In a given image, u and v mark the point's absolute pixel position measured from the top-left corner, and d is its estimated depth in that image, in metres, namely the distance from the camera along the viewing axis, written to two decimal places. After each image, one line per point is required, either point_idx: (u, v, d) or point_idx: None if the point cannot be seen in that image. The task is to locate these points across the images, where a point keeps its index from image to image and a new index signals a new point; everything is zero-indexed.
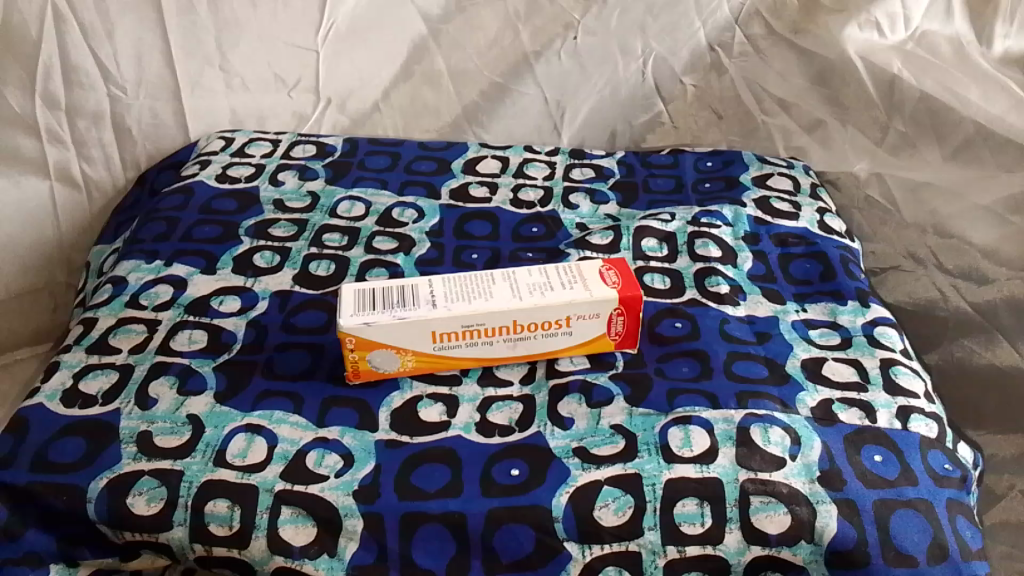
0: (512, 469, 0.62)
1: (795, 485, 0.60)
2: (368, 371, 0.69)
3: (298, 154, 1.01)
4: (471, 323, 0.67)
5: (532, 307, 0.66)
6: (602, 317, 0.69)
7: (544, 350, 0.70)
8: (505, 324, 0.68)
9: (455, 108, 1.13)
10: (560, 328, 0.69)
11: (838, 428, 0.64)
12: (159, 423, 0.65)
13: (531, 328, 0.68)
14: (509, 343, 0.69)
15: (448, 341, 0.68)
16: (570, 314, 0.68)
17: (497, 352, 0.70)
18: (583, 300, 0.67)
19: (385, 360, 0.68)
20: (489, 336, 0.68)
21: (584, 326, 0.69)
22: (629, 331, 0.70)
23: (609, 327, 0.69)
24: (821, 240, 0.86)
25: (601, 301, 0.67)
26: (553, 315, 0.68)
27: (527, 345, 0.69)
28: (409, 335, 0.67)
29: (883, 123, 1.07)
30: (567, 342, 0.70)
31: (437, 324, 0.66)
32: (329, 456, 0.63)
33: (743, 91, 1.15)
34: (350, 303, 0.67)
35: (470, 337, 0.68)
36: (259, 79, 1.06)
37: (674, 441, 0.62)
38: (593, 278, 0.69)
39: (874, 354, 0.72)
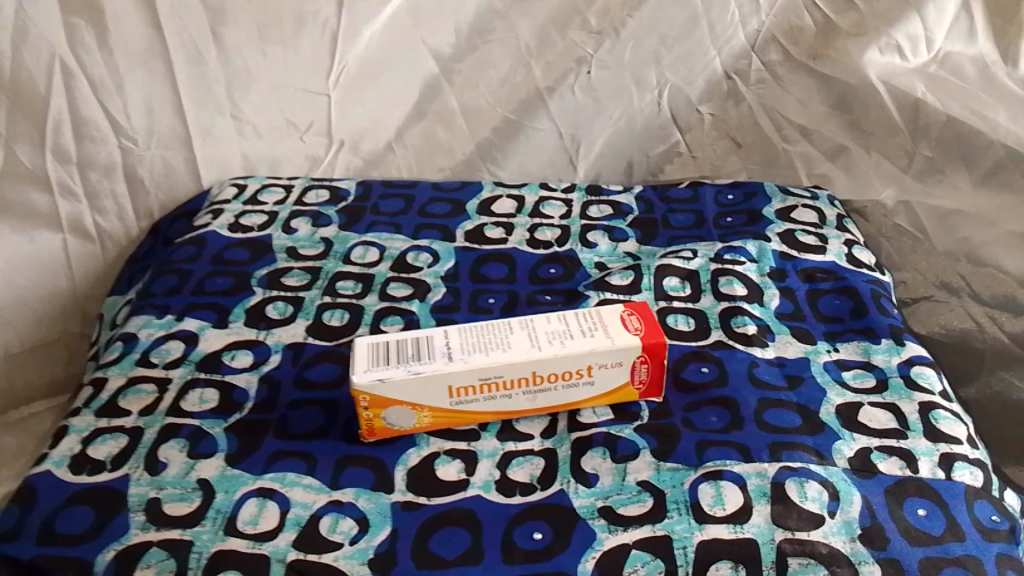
0: (534, 532, 0.59)
1: (835, 544, 0.56)
2: (383, 429, 0.66)
3: (311, 200, 0.99)
4: (488, 376, 0.64)
5: (551, 357, 0.64)
6: (625, 366, 0.66)
7: (565, 401, 0.67)
8: (524, 376, 0.65)
9: (469, 146, 1.12)
10: (581, 378, 0.66)
11: (878, 479, 0.61)
12: (169, 489, 0.64)
13: (551, 379, 0.66)
14: (528, 395, 0.66)
15: (466, 395, 0.65)
16: (591, 364, 0.65)
17: (517, 405, 0.67)
18: (605, 349, 0.64)
19: (401, 417, 0.66)
20: (508, 388, 0.66)
21: (607, 376, 0.66)
22: (653, 379, 0.67)
23: (632, 375, 0.67)
24: (849, 274, 0.83)
25: (624, 349, 0.65)
26: (574, 365, 0.65)
27: (547, 396, 0.67)
28: (425, 390, 0.64)
29: (909, 149, 1.03)
30: (589, 393, 0.67)
31: (454, 378, 0.64)
32: (343, 521, 0.61)
33: (762, 119, 1.12)
34: (364, 358, 0.65)
35: (488, 390, 0.65)
36: (271, 125, 1.05)
37: (704, 498, 0.59)
38: (614, 325, 0.67)
39: (911, 397, 0.69)
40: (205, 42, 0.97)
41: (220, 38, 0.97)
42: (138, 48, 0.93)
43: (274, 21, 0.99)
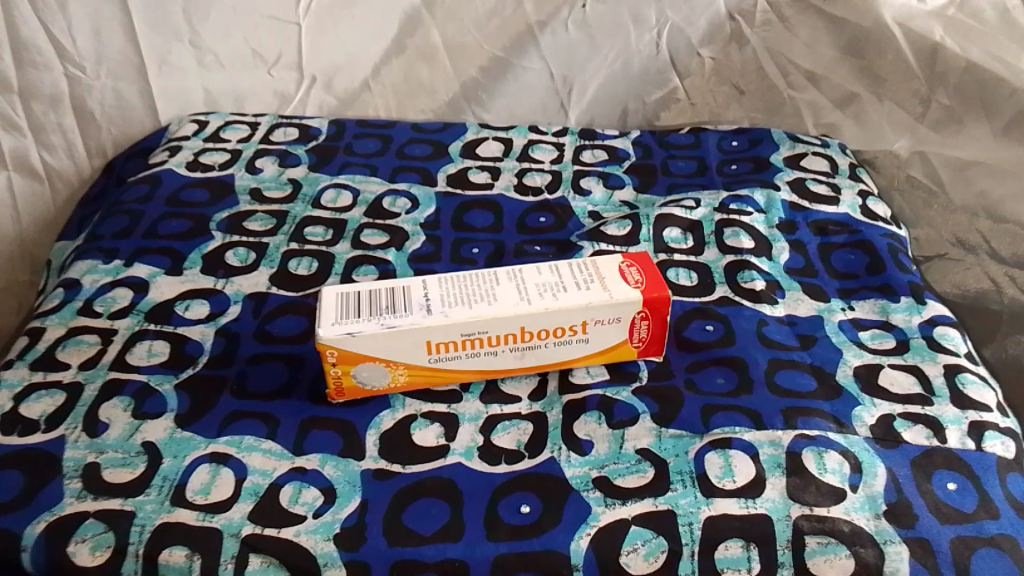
0: (522, 505, 0.52)
1: (858, 522, 0.50)
2: (353, 389, 0.59)
3: (278, 138, 0.91)
4: (472, 331, 0.57)
5: (542, 312, 0.57)
6: (625, 323, 0.59)
7: (556, 360, 0.61)
8: (512, 333, 0.58)
9: (452, 86, 1.03)
10: (575, 335, 0.59)
11: (903, 450, 0.55)
12: (110, 453, 0.56)
13: (541, 336, 0.59)
14: (516, 353, 0.59)
15: (446, 352, 0.58)
16: (586, 319, 0.58)
17: (503, 363, 0.60)
18: (603, 303, 0.57)
19: (373, 376, 0.59)
20: (493, 345, 0.59)
21: (604, 333, 0.59)
22: (654, 337, 0.61)
23: (632, 332, 0.60)
24: (865, 227, 0.76)
25: (624, 303, 0.58)
26: (568, 320, 0.58)
27: (537, 354, 0.60)
28: (400, 346, 0.57)
29: (924, 96, 0.95)
30: (583, 351, 0.60)
31: (433, 333, 0.57)
32: (306, 491, 0.54)
33: (767, 64, 1.04)
34: (331, 310, 0.57)
35: (471, 347, 0.58)
36: (235, 56, 0.96)
37: (712, 469, 0.53)
38: (612, 277, 0.60)
39: (936, 360, 0.63)
40: None
41: None
42: None
43: None
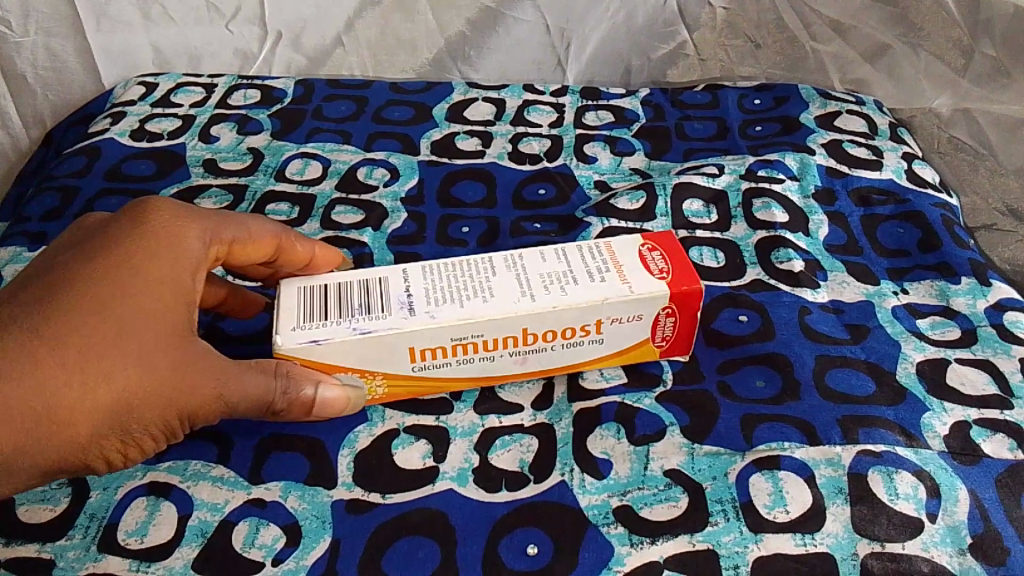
0: (528, 545, 0.43)
1: (939, 560, 0.41)
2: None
3: (237, 102, 0.80)
4: (465, 336, 0.47)
5: (550, 312, 0.47)
6: (646, 321, 0.49)
7: (564, 364, 0.51)
8: (512, 336, 0.48)
9: (436, 41, 0.91)
10: (588, 337, 0.49)
11: (985, 467, 0.46)
12: (27, 487, 0.46)
13: (547, 339, 0.49)
14: (517, 357, 0.50)
15: (432, 360, 0.48)
16: (602, 318, 0.48)
17: (502, 370, 0.50)
18: (621, 300, 0.47)
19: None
20: (490, 350, 0.48)
21: (622, 334, 0.50)
22: (681, 335, 0.51)
23: (655, 331, 0.50)
24: (912, 195, 0.66)
25: (647, 298, 0.48)
26: (580, 320, 0.48)
27: (540, 358, 0.50)
28: (377, 353, 0.47)
29: (966, 46, 0.83)
30: (597, 354, 0.51)
31: (416, 339, 0.46)
32: (265, 530, 0.44)
33: (787, 13, 0.92)
34: (291, 313, 0.47)
35: (463, 352, 0.48)
36: (187, 7, 0.84)
37: (759, 498, 0.44)
38: (632, 264, 0.49)
39: (1010, 353, 0.53)
40: None
41: None
42: None
43: None
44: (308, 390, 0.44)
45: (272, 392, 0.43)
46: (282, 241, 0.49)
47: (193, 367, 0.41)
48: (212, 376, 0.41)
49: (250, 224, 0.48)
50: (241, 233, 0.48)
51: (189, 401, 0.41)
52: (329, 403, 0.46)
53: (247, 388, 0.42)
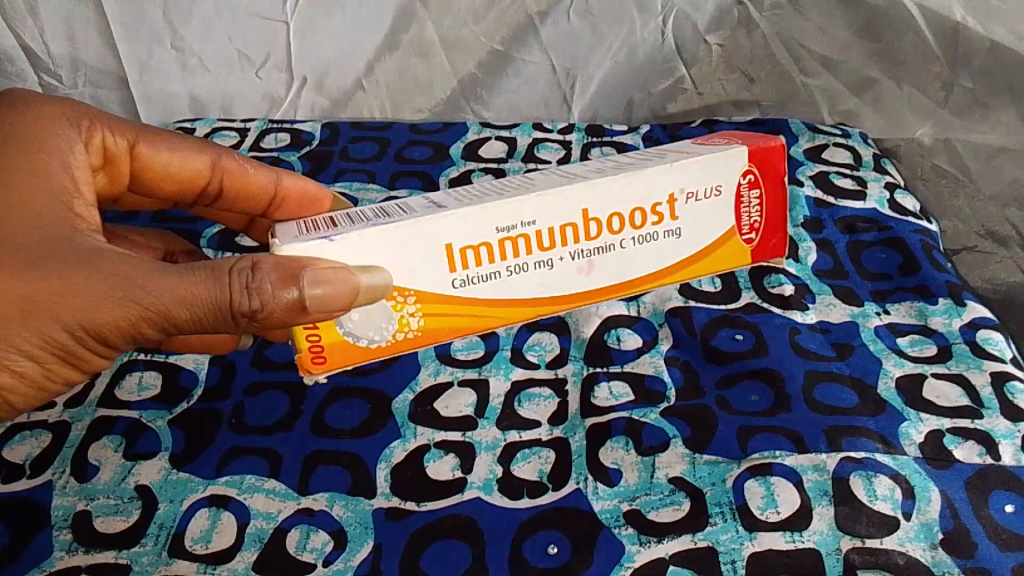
0: (549, 545, 0.48)
1: (914, 553, 0.47)
2: (337, 355, 0.50)
3: (269, 145, 0.87)
4: (512, 225, 0.48)
5: (610, 186, 0.49)
6: (727, 197, 0.52)
7: (634, 270, 0.52)
8: (570, 225, 0.49)
9: (450, 83, 0.96)
10: (664, 225, 0.51)
11: (956, 471, 0.51)
12: (101, 500, 0.52)
13: (619, 228, 0.50)
14: (579, 258, 0.51)
15: (477, 264, 0.48)
16: (675, 194, 0.50)
17: (566, 283, 0.51)
18: (692, 169, 0.50)
19: (365, 326, 0.49)
20: (547, 248, 0.49)
21: (696, 218, 0.52)
22: (767, 215, 0.54)
23: (742, 217, 0.53)
24: (894, 223, 0.72)
25: (720, 163, 0.51)
26: (644, 200, 0.50)
27: (605, 262, 0.51)
28: (413, 251, 0.47)
29: (946, 79, 0.88)
30: (678, 255, 0.53)
31: (455, 232, 0.47)
32: (314, 535, 0.50)
33: (778, 49, 0.99)
34: (292, 229, 0.47)
35: (512, 254, 0.49)
36: (220, 58, 0.91)
37: (753, 500, 0.49)
38: (690, 146, 0.53)
39: (981, 367, 0.59)
40: None
41: None
42: None
43: None
44: (272, 283, 0.41)
45: (219, 293, 0.41)
46: (212, 163, 0.55)
47: (92, 268, 0.41)
48: (122, 276, 0.41)
49: (174, 144, 0.54)
50: (160, 147, 0.53)
51: (95, 308, 0.40)
52: (336, 285, 0.43)
53: (176, 289, 0.41)
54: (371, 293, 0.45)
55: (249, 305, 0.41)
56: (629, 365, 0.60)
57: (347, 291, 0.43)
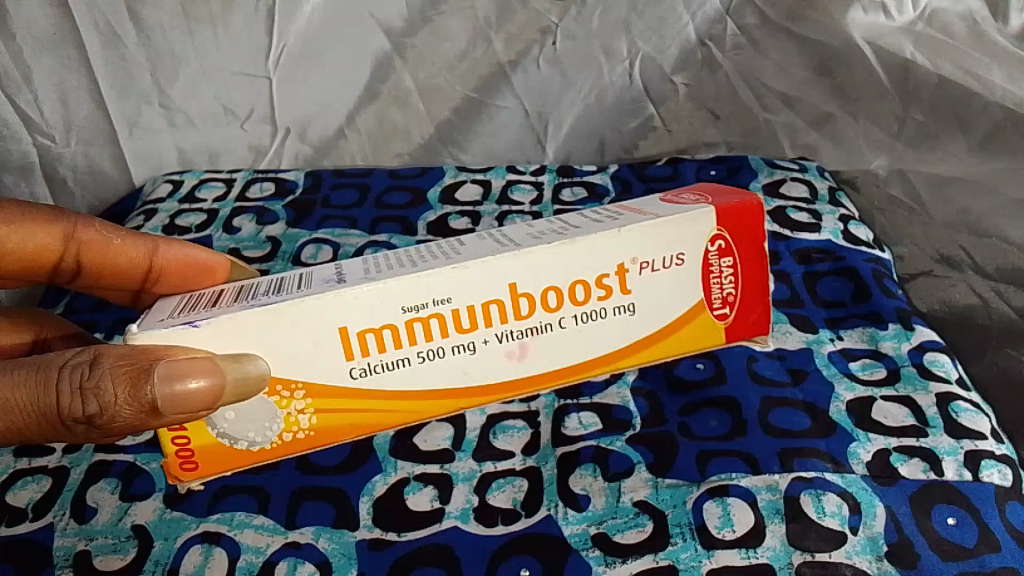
0: (521, 569, 0.52)
1: (861, 565, 0.50)
2: (209, 457, 0.56)
3: (254, 194, 0.91)
4: (424, 304, 0.53)
5: (530, 262, 0.55)
6: (687, 268, 0.59)
7: (558, 347, 0.59)
8: (494, 303, 0.55)
9: (428, 128, 1.00)
10: (612, 300, 0.58)
11: (901, 487, 0.55)
12: (99, 540, 0.55)
13: (555, 304, 0.57)
14: (506, 338, 0.57)
15: (388, 346, 0.54)
16: (626, 263, 0.57)
17: (494, 364, 0.58)
18: (647, 243, 0.57)
19: (240, 428, 0.55)
20: (467, 328, 0.55)
21: (646, 291, 0.58)
22: (744, 283, 0.61)
23: (715, 289, 0.60)
24: (847, 253, 0.76)
25: (672, 233, 0.57)
26: (587, 274, 0.56)
27: (536, 341, 0.58)
28: (312, 336, 0.52)
29: (900, 114, 0.93)
30: (626, 328, 0.60)
31: (356, 317, 0.53)
32: (301, 567, 0.53)
33: (741, 88, 1.01)
34: (161, 316, 0.51)
35: (425, 336, 0.55)
36: (206, 113, 0.95)
37: (711, 520, 0.53)
38: (639, 209, 0.59)
39: (927, 389, 0.62)
40: (122, 23, 0.88)
41: (139, 19, 0.88)
42: (45, 33, 0.84)
43: None
44: (108, 384, 0.44)
45: (46, 397, 0.44)
46: (68, 234, 0.58)
47: None
48: None
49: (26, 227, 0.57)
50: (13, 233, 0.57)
51: None
52: (186, 380, 0.45)
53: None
54: (240, 378, 0.48)
55: (80, 407, 0.44)
56: (597, 396, 0.63)
57: (203, 387, 0.46)
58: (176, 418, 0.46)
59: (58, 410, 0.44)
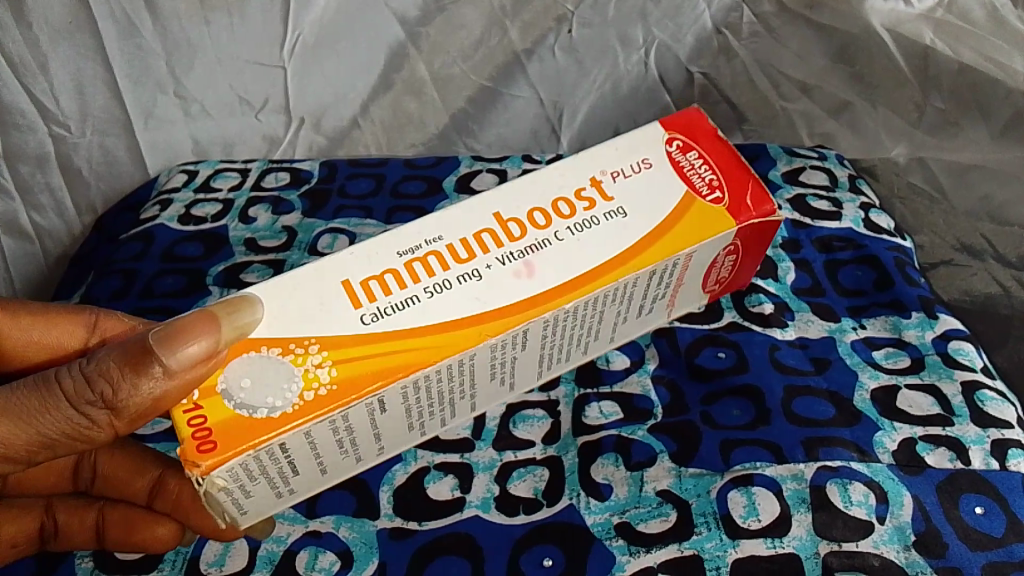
0: (544, 558, 0.52)
1: (888, 555, 0.50)
2: (228, 437, 0.45)
3: (269, 184, 0.90)
4: (418, 245, 0.52)
5: (507, 194, 0.55)
6: (659, 167, 0.57)
7: (574, 266, 0.53)
8: (487, 232, 0.53)
9: (442, 118, 1.00)
10: (600, 208, 0.55)
11: (928, 476, 0.54)
12: None
13: (545, 222, 0.54)
14: (522, 263, 0.52)
15: (388, 290, 0.51)
16: (597, 179, 0.56)
17: (506, 288, 0.51)
18: (605, 157, 0.57)
19: (258, 395, 0.47)
20: (468, 256, 0.52)
21: (632, 195, 0.56)
22: (722, 170, 0.58)
23: (695, 177, 0.57)
24: (869, 241, 0.75)
25: (629, 149, 0.58)
26: (563, 192, 0.56)
27: (544, 260, 0.53)
28: (313, 296, 0.50)
29: (919, 102, 0.89)
30: (630, 233, 0.54)
31: (352, 268, 0.51)
32: (323, 556, 0.53)
33: (757, 74, 1.01)
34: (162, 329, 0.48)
35: (427, 272, 0.51)
36: (221, 103, 0.94)
37: (736, 509, 0.53)
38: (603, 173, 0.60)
39: (953, 377, 0.61)
40: (137, 10, 0.85)
41: (155, 9, 0.86)
42: (61, 22, 0.82)
43: None
44: (111, 365, 0.42)
45: (50, 393, 0.43)
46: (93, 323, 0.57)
47: None
48: None
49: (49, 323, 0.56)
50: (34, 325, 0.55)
51: None
52: (174, 342, 0.42)
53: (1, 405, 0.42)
54: (236, 327, 0.46)
55: (89, 393, 0.42)
56: (617, 385, 0.62)
57: (196, 346, 0.42)
58: (185, 382, 0.43)
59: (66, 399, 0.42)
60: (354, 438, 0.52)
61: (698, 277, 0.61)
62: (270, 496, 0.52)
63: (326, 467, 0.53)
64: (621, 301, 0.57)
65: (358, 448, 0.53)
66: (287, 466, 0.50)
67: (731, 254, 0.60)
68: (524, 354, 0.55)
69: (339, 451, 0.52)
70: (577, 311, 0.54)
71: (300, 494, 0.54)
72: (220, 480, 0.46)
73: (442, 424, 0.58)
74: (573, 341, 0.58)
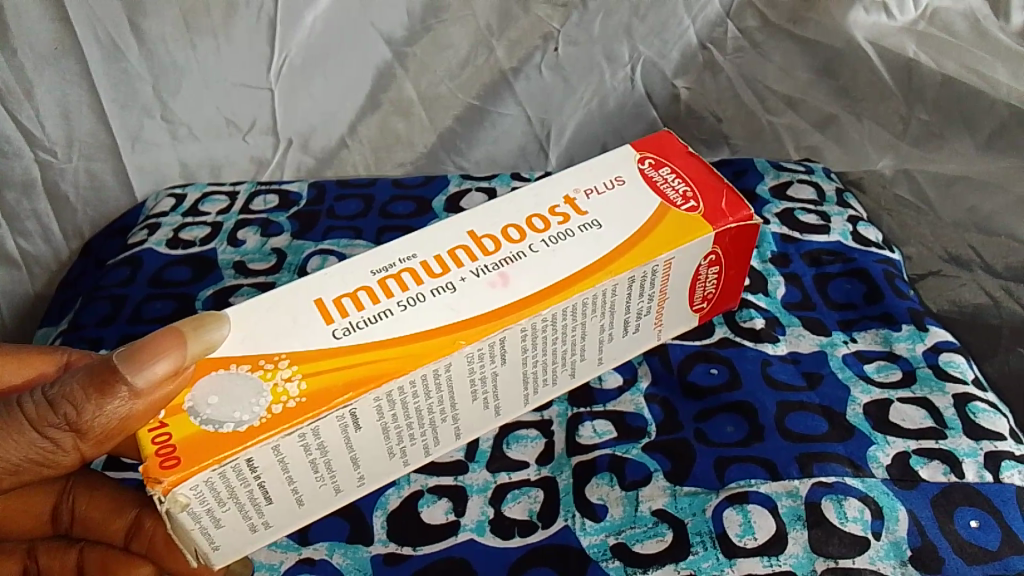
0: None
1: (884, 571, 0.50)
2: (190, 451, 0.45)
3: (258, 207, 0.90)
4: (391, 265, 0.54)
5: (479, 215, 0.58)
6: (632, 182, 0.59)
7: (548, 274, 0.53)
8: (461, 248, 0.55)
9: (430, 137, 1.00)
10: (575, 221, 0.57)
11: (922, 490, 0.54)
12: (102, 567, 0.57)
13: (520, 236, 0.56)
14: (495, 274, 0.53)
15: (358, 308, 0.52)
16: (571, 196, 0.59)
17: (481, 297, 0.52)
18: (582, 176, 0.60)
19: (225, 411, 0.47)
20: (441, 271, 0.54)
21: (606, 207, 0.58)
22: (695, 179, 0.60)
23: (668, 189, 0.59)
24: (858, 254, 0.75)
25: (601, 169, 0.61)
26: (538, 208, 0.58)
27: (519, 271, 0.53)
28: (287, 315, 0.51)
29: (903, 114, 0.90)
30: (607, 241, 0.55)
31: (325, 288, 0.53)
32: None
33: (743, 90, 1.02)
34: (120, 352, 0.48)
35: (400, 288, 0.53)
36: (208, 125, 0.94)
37: (732, 528, 0.53)
38: None
39: (944, 390, 0.61)
40: (122, 35, 0.84)
41: (140, 31, 0.85)
42: (46, 48, 0.82)
43: (200, 7, 0.85)
44: (74, 388, 0.42)
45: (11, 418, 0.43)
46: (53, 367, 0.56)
47: None
48: None
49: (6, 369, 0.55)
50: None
51: None
52: (140, 360, 0.42)
53: None
54: (203, 344, 0.45)
55: (52, 417, 0.42)
56: (610, 403, 0.62)
57: (163, 364, 0.42)
58: (152, 399, 0.43)
59: (29, 423, 0.42)
60: (331, 462, 0.50)
61: (683, 291, 0.61)
62: (242, 529, 0.50)
63: (302, 498, 0.51)
64: (604, 312, 0.56)
65: (337, 476, 0.52)
66: (258, 490, 0.48)
67: (714, 266, 0.60)
68: (507, 370, 0.54)
69: (316, 479, 0.51)
70: (558, 320, 0.54)
71: (279, 528, 0.52)
72: (184, 497, 0.45)
73: (426, 453, 0.57)
74: (559, 359, 0.57)
